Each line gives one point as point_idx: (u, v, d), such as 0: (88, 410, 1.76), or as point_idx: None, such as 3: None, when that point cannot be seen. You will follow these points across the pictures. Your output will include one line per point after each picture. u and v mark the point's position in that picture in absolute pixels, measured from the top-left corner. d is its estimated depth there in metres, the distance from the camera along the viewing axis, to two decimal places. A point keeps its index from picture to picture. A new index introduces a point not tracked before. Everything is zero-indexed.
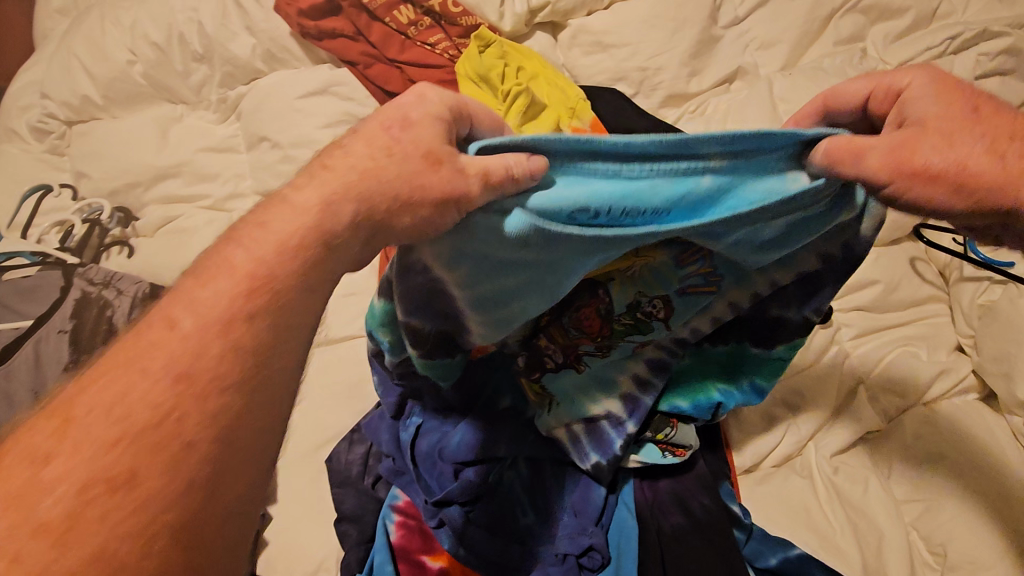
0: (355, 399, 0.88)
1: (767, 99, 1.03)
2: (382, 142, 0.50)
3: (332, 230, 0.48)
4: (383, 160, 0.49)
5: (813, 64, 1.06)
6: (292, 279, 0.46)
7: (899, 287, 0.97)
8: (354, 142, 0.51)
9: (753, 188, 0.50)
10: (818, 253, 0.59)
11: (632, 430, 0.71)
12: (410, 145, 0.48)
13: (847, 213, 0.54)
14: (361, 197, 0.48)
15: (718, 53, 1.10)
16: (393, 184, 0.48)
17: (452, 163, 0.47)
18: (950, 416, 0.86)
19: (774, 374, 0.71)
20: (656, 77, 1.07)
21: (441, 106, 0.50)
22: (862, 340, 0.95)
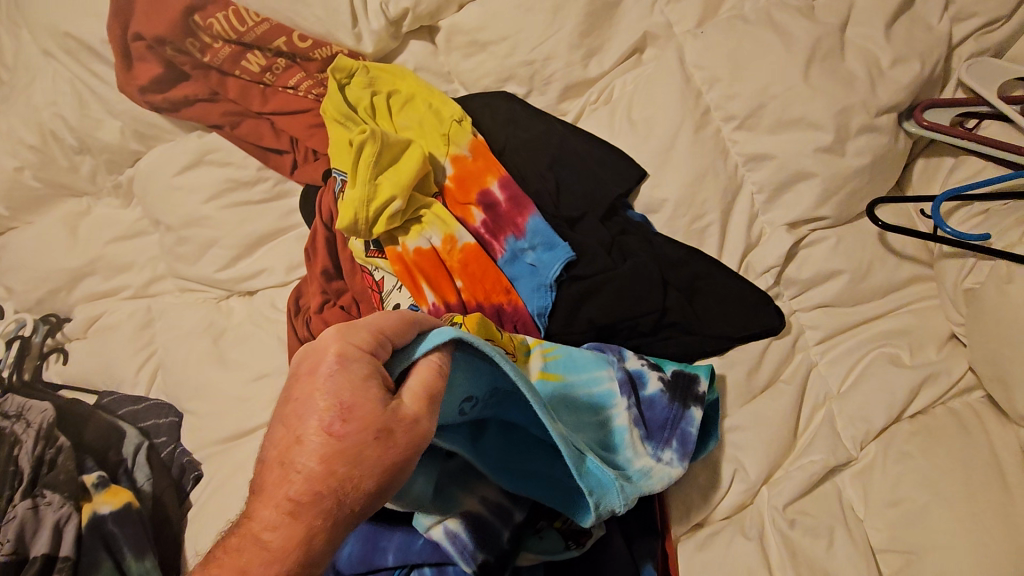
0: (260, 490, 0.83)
1: (679, 71, 0.84)
2: (323, 422, 0.41)
3: (318, 506, 0.40)
4: (345, 434, 0.41)
5: (732, 13, 0.85)
6: (294, 564, 0.39)
7: (870, 272, 0.79)
8: (306, 378, 0.44)
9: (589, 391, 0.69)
10: (674, 440, 0.66)
11: (519, 517, 0.64)
12: (364, 415, 0.42)
13: (685, 413, 0.67)
14: (330, 466, 0.40)
15: (619, 20, 0.90)
16: (367, 457, 0.41)
17: (395, 430, 0.43)
18: (937, 430, 0.70)
19: (657, 470, 0.64)
20: (546, 69, 0.90)
21: (358, 350, 0.45)
22: (829, 345, 0.78)
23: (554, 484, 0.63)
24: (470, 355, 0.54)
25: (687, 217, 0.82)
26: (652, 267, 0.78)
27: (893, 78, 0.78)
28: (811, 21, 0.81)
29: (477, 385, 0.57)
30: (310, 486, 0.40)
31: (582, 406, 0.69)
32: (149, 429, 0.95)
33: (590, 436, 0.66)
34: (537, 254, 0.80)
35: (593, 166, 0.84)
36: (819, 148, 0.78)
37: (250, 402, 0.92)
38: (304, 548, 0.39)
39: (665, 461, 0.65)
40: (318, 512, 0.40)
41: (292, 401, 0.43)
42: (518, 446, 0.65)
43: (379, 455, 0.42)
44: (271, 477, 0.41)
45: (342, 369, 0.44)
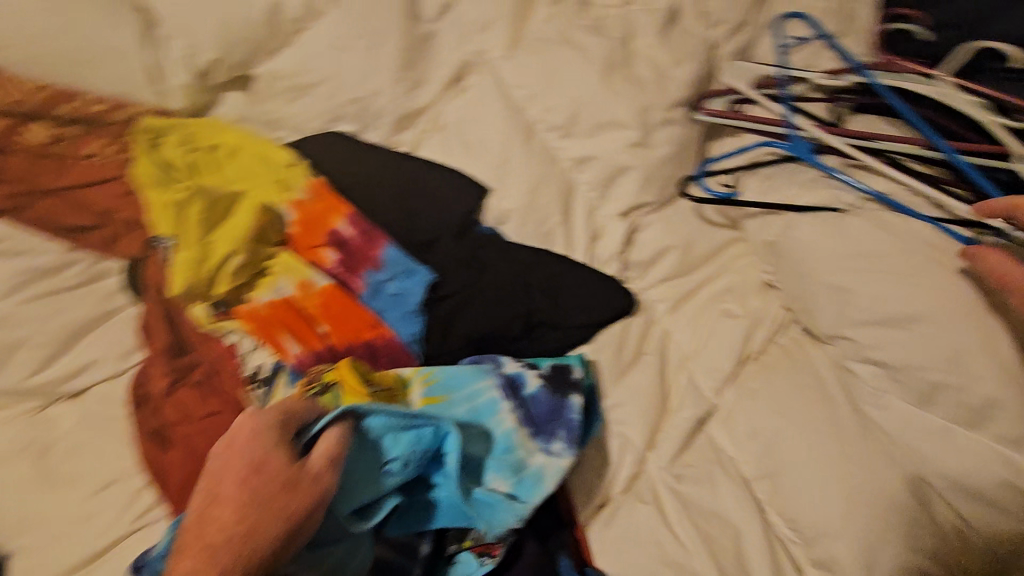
0: None
1: (499, 94, 0.91)
2: (236, 482, 0.49)
3: (221, 554, 0.45)
4: (255, 487, 0.48)
5: (534, 37, 0.94)
6: None
7: (694, 244, 0.90)
8: (228, 445, 0.52)
9: (480, 402, 0.70)
10: (560, 433, 0.69)
11: (427, 549, 0.63)
12: (273, 471, 0.50)
13: (564, 398, 0.71)
14: (240, 513, 0.47)
15: (436, 54, 0.96)
16: (272, 502, 0.48)
17: (304, 480, 0.50)
18: (772, 365, 0.81)
19: (548, 471, 0.67)
20: (374, 106, 0.92)
21: (275, 419, 0.55)
22: (676, 311, 0.88)
23: (450, 510, 0.64)
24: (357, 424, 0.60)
25: (533, 223, 0.87)
26: (509, 275, 0.82)
27: (677, 77, 0.91)
28: (601, 37, 0.91)
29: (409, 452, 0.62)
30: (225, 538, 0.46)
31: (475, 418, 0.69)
32: None
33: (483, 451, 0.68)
34: (399, 282, 0.79)
35: (437, 190, 0.86)
36: (631, 143, 0.88)
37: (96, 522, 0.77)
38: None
39: (555, 459, 0.67)
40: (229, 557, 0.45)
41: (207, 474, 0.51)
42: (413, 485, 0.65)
43: (283, 506, 0.48)
44: (184, 536, 0.47)
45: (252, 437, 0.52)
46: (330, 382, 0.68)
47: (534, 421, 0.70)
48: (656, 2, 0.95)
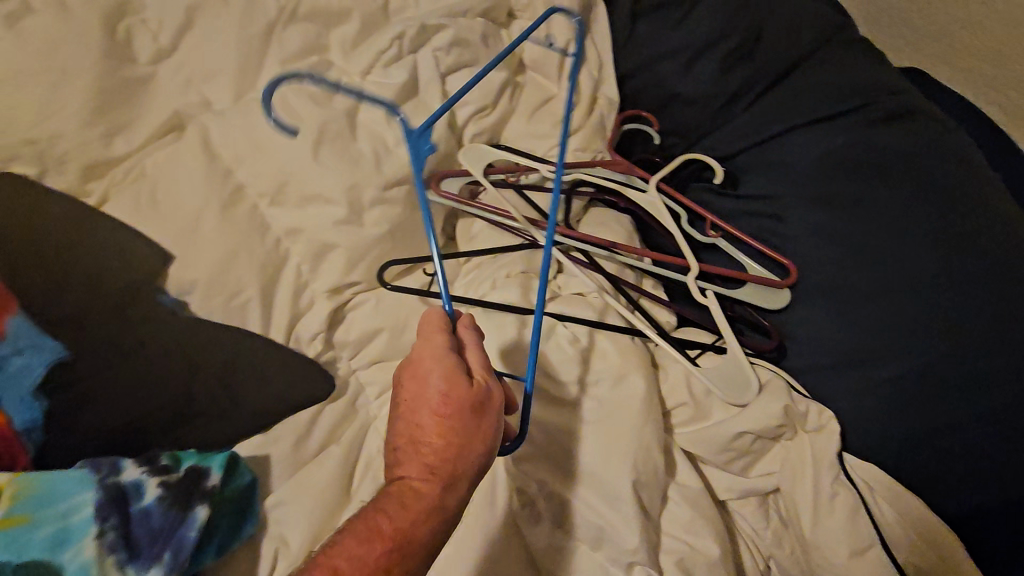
0: None
1: (207, 153, 0.84)
2: (435, 408, 0.59)
3: (460, 449, 0.59)
4: (451, 404, 0.58)
5: (257, 95, 0.89)
6: (425, 534, 0.57)
7: (407, 327, 0.87)
8: (435, 377, 0.59)
9: (70, 522, 0.61)
10: (168, 549, 0.62)
11: None
12: (460, 401, 0.58)
13: (191, 509, 0.65)
14: (446, 443, 0.58)
15: (147, 101, 0.88)
16: (467, 421, 0.59)
17: (483, 401, 0.59)
18: None
19: None
20: (57, 149, 0.82)
21: (442, 324, 0.62)
22: (384, 397, 0.86)
23: None
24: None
25: (223, 295, 0.81)
26: (166, 359, 0.73)
27: (399, 154, 0.88)
28: (322, 106, 0.87)
29: None
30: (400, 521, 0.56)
31: (47, 551, 0.59)
32: None
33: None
34: (17, 360, 0.67)
35: (111, 248, 0.76)
36: (337, 220, 0.84)
37: None
38: None
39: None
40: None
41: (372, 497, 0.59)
42: None
43: (472, 420, 0.59)
44: (462, 424, 0.59)
45: (418, 400, 0.60)
46: None
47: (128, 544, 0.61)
48: (393, 74, 0.93)
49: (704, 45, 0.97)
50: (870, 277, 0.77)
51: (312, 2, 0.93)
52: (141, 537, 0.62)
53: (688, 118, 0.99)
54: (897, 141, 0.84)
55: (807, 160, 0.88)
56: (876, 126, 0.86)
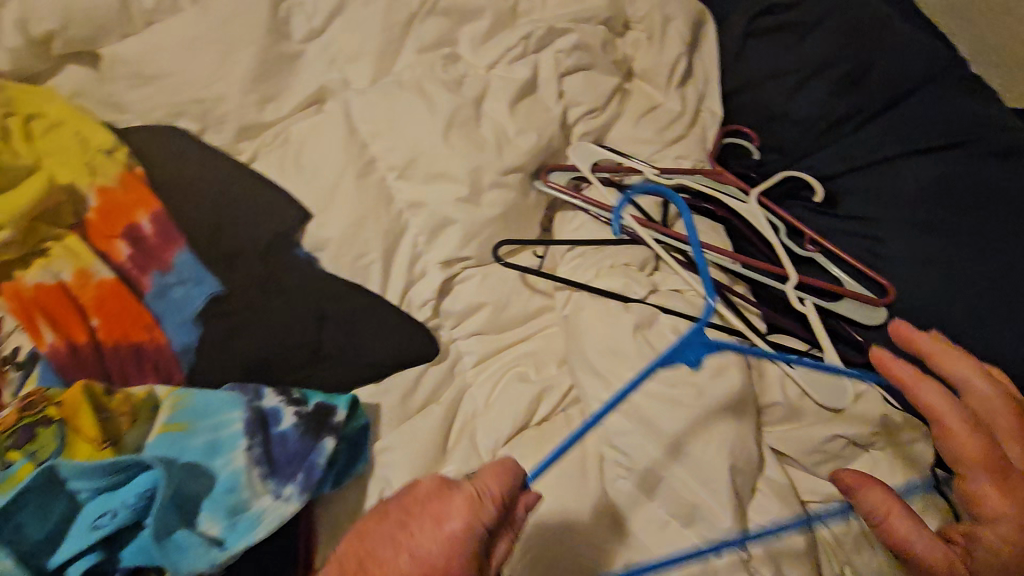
0: None
1: (347, 126, 0.92)
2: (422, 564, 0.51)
3: None
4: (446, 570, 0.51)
5: (394, 78, 0.96)
6: None
7: (508, 305, 0.93)
8: (461, 534, 0.53)
9: (219, 434, 0.68)
10: (299, 469, 0.68)
11: None
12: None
13: (322, 438, 0.70)
14: None
15: (296, 74, 0.97)
16: None
17: None
18: (548, 433, 0.85)
19: (261, 517, 0.64)
20: (219, 110, 0.92)
21: (512, 482, 0.58)
22: (480, 368, 0.92)
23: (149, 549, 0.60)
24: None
25: (350, 255, 0.88)
26: (303, 304, 0.81)
27: (516, 145, 0.94)
28: (453, 93, 0.94)
29: (106, 501, 0.60)
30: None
31: (204, 456, 0.66)
32: None
33: (201, 489, 0.64)
34: (185, 289, 0.78)
35: (256, 206, 0.85)
36: (458, 198, 0.90)
37: None
38: None
39: (269, 506, 0.65)
40: None
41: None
42: (85, 529, 0.59)
43: None
44: None
45: (400, 549, 0.52)
46: (53, 403, 0.63)
47: (267, 461, 0.67)
48: (518, 71, 0.99)
49: (815, 69, 1.00)
50: (968, 301, 0.83)
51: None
52: (279, 456, 0.68)
53: (793, 137, 1.02)
54: (1004, 176, 0.87)
55: (914, 185, 0.91)
56: (983, 160, 0.89)
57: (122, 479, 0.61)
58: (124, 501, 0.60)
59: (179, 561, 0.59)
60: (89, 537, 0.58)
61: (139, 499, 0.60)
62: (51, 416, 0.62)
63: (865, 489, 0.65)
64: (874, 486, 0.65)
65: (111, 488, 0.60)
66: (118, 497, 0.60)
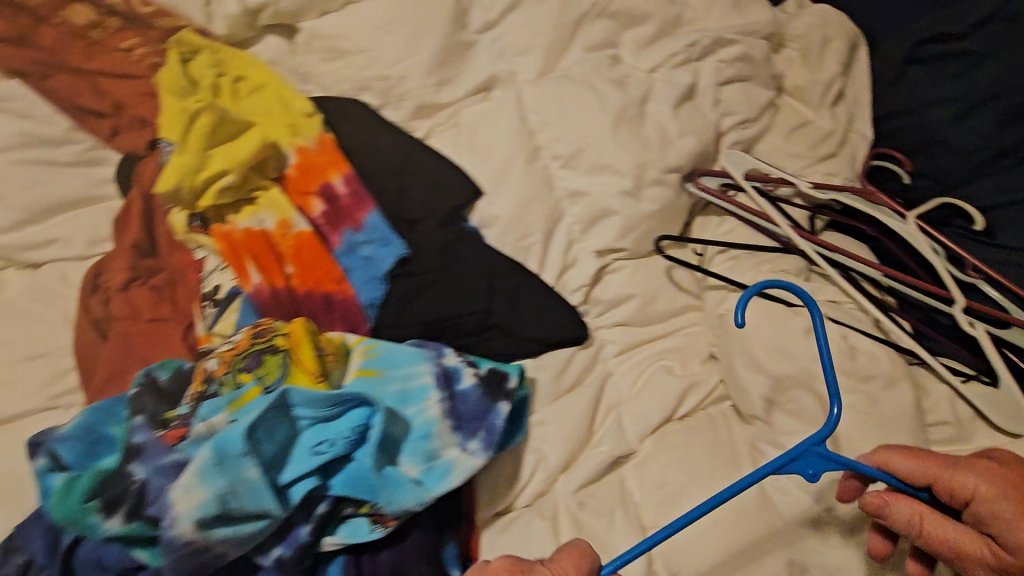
0: (25, 491, 0.76)
1: (519, 114, 0.96)
2: None
3: None
4: None
5: (564, 73, 1.00)
6: None
7: (655, 299, 0.95)
8: None
9: (410, 383, 0.72)
10: (482, 426, 0.71)
11: (306, 534, 0.62)
12: None
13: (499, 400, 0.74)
14: None
15: (470, 60, 1.01)
16: None
17: None
18: (695, 425, 0.86)
19: (452, 465, 0.68)
20: (401, 87, 0.97)
21: (589, 562, 0.62)
22: (623, 357, 0.93)
23: (357, 480, 0.64)
24: (217, 401, 0.65)
25: (515, 235, 0.92)
26: (480, 276, 0.86)
27: (678, 146, 0.97)
28: (622, 91, 0.98)
29: (323, 430, 0.64)
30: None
31: (398, 401, 0.71)
32: None
33: (397, 431, 0.69)
34: (373, 248, 0.83)
35: (437, 180, 0.90)
36: (622, 191, 0.93)
37: (59, 387, 0.85)
38: None
39: (458, 456, 0.69)
40: None
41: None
42: (306, 453, 0.63)
43: None
44: None
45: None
46: (280, 335, 0.68)
47: (453, 414, 0.71)
48: (681, 76, 1.02)
49: None
50: None
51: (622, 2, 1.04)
52: (463, 412, 0.72)
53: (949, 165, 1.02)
54: None
55: None
56: None
57: (338, 411, 0.65)
58: (340, 432, 0.64)
59: (381, 496, 0.64)
60: (310, 461, 0.62)
61: (353, 432, 0.64)
62: (276, 346, 0.68)
63: (891, 503, 0.65)
64: (898, 498, 0.65)
65: (325, 422, 0.65)
66: (335, 427, 0.64)
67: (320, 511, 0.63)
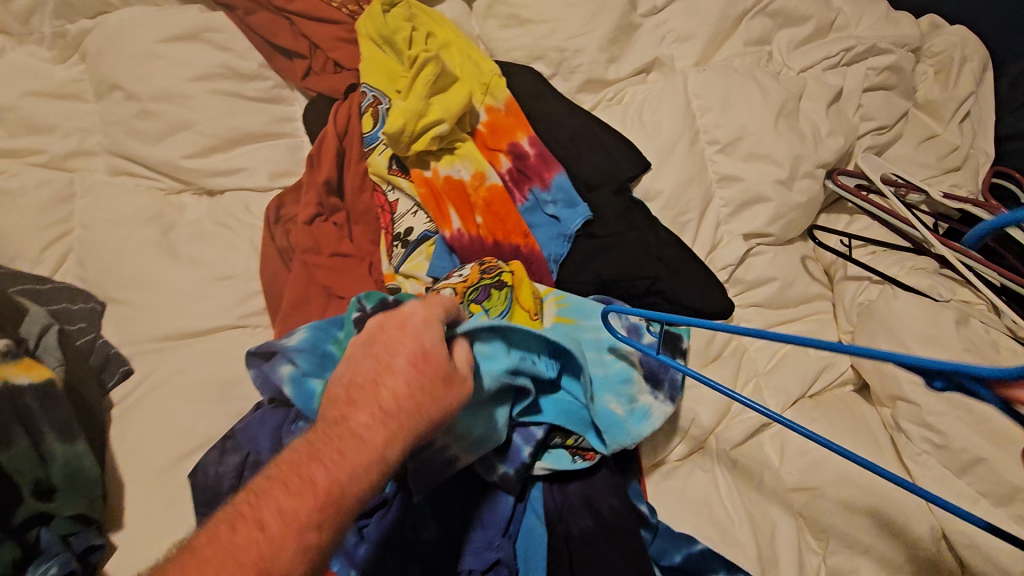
0: (224, 398, 0.80)
1: (684, 95, 1.02)
2: (402, 364, 0.54)
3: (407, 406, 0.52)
4: (420, 375, 0.54)
5: (724, 63, 1.06)
6: (362, 482, 0.49)
7: (792, 285, 1.00)
8: (347, 379, 0.54)
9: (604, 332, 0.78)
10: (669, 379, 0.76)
11: (526, 457, 0.69)
12: (425, 358, 0.54)
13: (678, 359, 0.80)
14: (399, 403, 0.52)
15: (637, 41, 1.07)
16: (432, 399, 0.53)
17: (449, 376, 0.55)
18: (831, 402, 0.93)
19: (646, 411, 0.73)
20: (575, 60, 1.03)
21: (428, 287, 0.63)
22: (757, 334, 0.98)
23: (569, 412, 0.72)
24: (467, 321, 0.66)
25: (675, 210, 0.98)
26: (650, 241, 0.89)
27: (828, 144, 1.03)
28: (780, 85, 1.04)
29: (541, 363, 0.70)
30: (280, 540, 0.45)
31: (595, 348, 0.77)
32: (108, 357, 0.82)
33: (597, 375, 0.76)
34: (559, 208, 0.89)
35: (610, 149, 0.95)
36: (777, 179, 0.99)
37: (243, 304, 0.88)
38: (310, 547, 0.46)
39: (650, 403, 0.73)
40: (275, 523, 0.46)
41: (253, 485, 0.49)
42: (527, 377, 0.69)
43: (433, 388, 0.54)
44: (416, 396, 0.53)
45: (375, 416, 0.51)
46: (505, 271, 0.77)
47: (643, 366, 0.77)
48: (832, 78, 1.08)
49: None
50: None
51: (782, 3, 1.10)
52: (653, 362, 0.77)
53: None
54: None
55: None
56: None
57: (553, 348, 0.71)
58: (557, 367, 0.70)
59: (589, 427, 0.72)
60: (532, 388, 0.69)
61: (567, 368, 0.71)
62: (502, 282, 0.76)
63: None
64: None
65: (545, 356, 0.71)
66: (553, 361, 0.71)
67: (537, 434, 0.71)
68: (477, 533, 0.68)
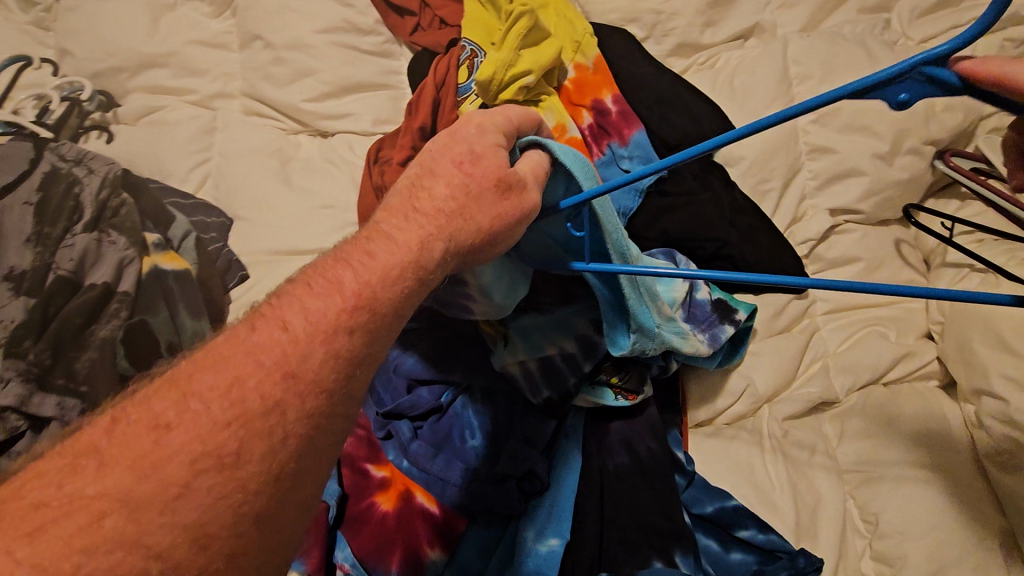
0: None
1: (781, 60, 0.99)
2: (456, 167, 0.58)
3: (467, 216, 0.56)
4: (472, 175, 0.58)
5: (832, 29, 1.01)
6: (395, 289, 0.52)
7: (880, 267, 0.94)
8: (396, 202, 0.58)
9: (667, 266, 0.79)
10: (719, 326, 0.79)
11: (569, 383, 0.74)
12: (486, 169, 0.58)
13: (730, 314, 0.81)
14: (447, 220, 0.55)
15: (738, 6, 1.05)
16: (485, 209, 0.57)
17: (514, 188, 0.58)
18: (909, 395, 0.84)
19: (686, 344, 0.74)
20: (669, 23, 1.05)
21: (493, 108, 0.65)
22: (834, 315, 0.94)
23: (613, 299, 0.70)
24: (573, 178, 0.65)
25: (756, 177, 0.98)
26: (722, 203, 0.90)
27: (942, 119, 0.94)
28: (894, 53, 0.97)
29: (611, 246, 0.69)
30: (305, 341, 0.46)
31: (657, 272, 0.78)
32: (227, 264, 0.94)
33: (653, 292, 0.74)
34: (634, 163, 0.92)
35: (694, 110, 0.95)
36: (875, 153, 0.95)
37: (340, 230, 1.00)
38: (348, 354, 0.48)
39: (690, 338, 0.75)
40: (295, 326, 0.47)
41: (280, 294, 0.51)
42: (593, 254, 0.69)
43: (491, 203, 0.57)
44: (464, 209, 0.56)
45: (410, 221, 0.55)
46: None
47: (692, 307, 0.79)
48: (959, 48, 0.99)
49: None
50: None
51: None
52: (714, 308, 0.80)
53: None
54: None
55: None
56: None
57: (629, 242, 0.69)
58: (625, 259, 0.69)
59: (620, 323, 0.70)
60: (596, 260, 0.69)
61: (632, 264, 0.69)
62: None
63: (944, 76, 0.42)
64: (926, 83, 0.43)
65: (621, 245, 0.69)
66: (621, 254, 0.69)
67: (585, 367, 0.74)
68: (519, 444, 0.73)
